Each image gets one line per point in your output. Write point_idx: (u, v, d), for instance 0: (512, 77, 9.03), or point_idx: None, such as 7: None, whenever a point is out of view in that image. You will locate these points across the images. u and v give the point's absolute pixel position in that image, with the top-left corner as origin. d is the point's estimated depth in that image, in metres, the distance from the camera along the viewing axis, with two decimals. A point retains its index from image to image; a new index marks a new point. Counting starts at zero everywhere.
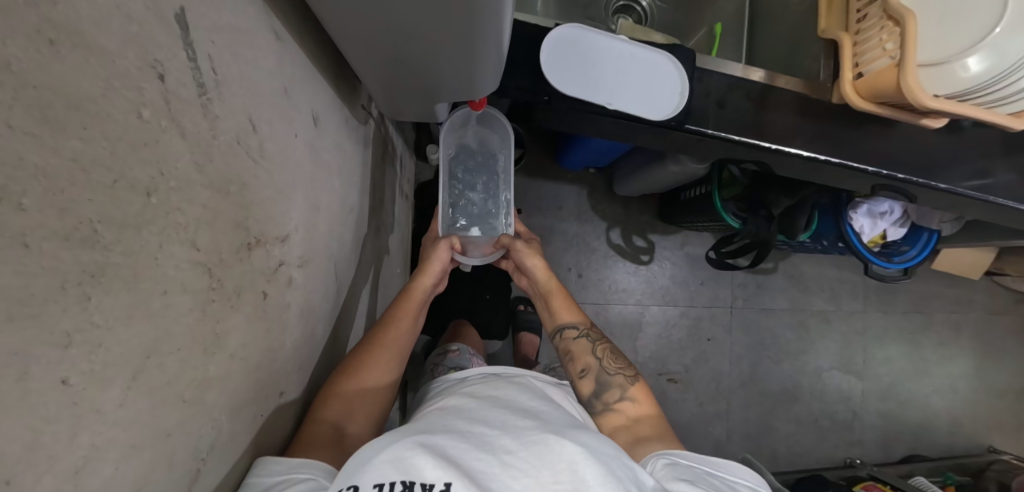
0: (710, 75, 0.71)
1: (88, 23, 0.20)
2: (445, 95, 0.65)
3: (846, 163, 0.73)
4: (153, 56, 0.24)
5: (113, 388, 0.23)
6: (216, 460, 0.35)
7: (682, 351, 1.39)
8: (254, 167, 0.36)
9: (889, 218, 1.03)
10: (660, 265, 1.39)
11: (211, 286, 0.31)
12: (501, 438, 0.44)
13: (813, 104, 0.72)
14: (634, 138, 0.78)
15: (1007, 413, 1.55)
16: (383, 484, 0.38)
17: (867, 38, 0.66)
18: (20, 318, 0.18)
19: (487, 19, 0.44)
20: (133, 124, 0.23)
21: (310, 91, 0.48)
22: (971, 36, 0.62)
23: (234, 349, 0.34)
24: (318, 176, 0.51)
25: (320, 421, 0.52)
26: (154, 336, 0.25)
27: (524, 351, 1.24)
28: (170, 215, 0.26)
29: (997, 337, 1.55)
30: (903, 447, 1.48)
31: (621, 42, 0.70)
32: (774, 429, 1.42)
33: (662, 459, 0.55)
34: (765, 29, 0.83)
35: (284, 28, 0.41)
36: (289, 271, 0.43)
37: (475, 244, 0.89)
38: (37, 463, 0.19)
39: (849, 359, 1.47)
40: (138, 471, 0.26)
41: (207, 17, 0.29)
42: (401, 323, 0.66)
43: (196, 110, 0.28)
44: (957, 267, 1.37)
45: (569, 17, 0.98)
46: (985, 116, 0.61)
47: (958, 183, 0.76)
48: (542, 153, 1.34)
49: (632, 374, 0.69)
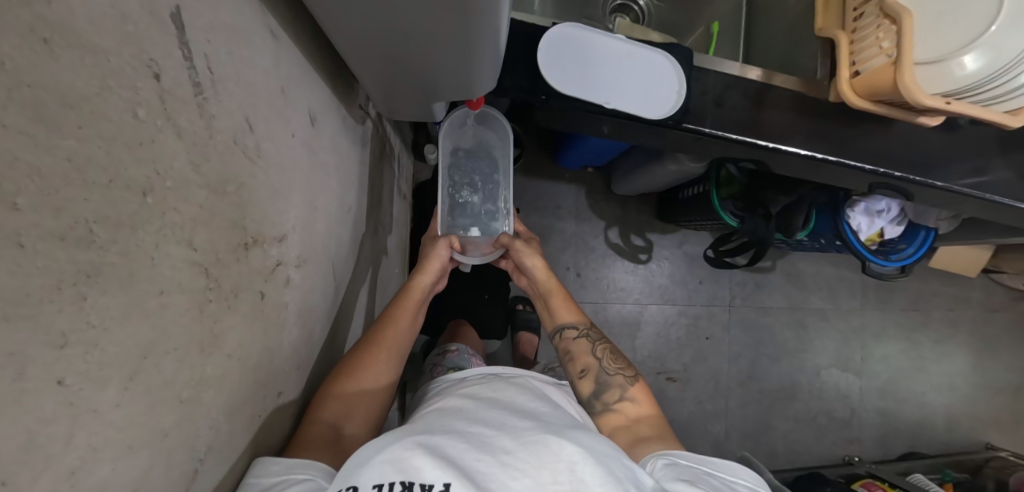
0: (708, 74, 0.71)
1: (82, 22, 0.20)
2: (442, 94, 0.65)
3: (843, 162, 0.73)
4: (149, 55, 0.24)
5: (111, 388, 0.23)
6: (215, 461, 0.35)
7: (681, 350, 1.39)
8: (252, 167, 0.36)
9: (887, 216, 1.04)
10: (659, 264, 1.39)
11: (209, 286, 0.31)
12: (500, 439, 0.44)
13: (810, 102, 0.73)
14: (632, 137, 0.78)
15: (1005, 410, 1.55)
16: (382, 485, 0.38)
17: (864, 36, 0.66)
18: (16, 318, 0.18)
19: (486, 18, 0.44)
20: (129, 122, 0.23)
21: (307, 91, 0.48)
22: (968, 35, 0.62)
23: (233, 349, 0.34)
24: (316, 176, 0.51)
25: (318, 421, 0.52)
26: (151, 336, 0.25)
27: (524, 351, 1.25)
28: (167, 214, 0.26)
29: (995, 334, 1.56)
30: (902, 445, 1.49)
31: (617, 41, 0.71)
32: (774, 428, 1.42)
33: (662, 460, 0.55)
34: (762, 27, 0.83)
35: (281, 27, 0.41)
36: (286, 271, 0.43)
37: (475, 244, 0.89)
38: (32, 464, 0.19)
39: (847, 358, 1.48)
40: (136, 472, 0.26)
41: (203, 16, 0.29)
42: (400, 323, 0.66)
43: (193, 109, 0.28)
44: (953, 265, 1.38)
45: (567, 17, 0.98)
46: (982, 114, 0.62)
47: (954, 181, 0.77)
48: (541, 152, 1.34)
49: (632, 374, 0.69)
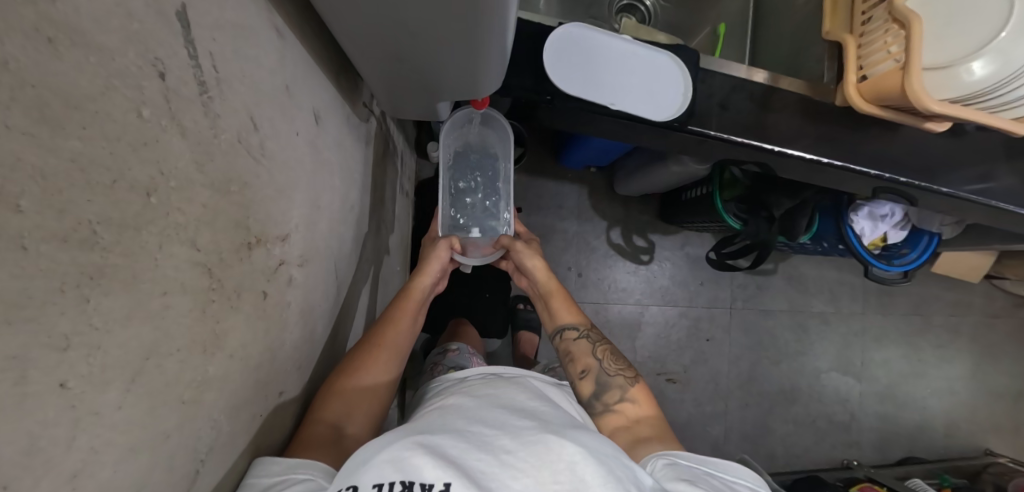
0: (714, 76, 0.71)
1: (88, 22, 0.19)
2: (447, 93, 0.65)
3: (849, 166, 0.73)
4: (154, 54, 0.24)
5: (112, 391, 0.23)
6: (215, 461, 0.35)
7: (681, 351, 1.39)
8: (255, 166, 0.36)
9: (889, 220, 1.03)
10: (660, 265, 1.39)
11: (211, 286, 0.30)
12: (500, 438, 0.44)
13: (816, 105, 0.72)
14: (636, 139, 0.77)
15: (1004, 416, 1.55)
16: (382, 484, 0.38)
17: (872, 40, 0.65)
18: (17, 322, 0.17)
19: (492, 19, 0.44)
20: (133, 123, 0.22)
21: (311, 89, 0.47)
22: (976, 41, 0.62)
23: (234, 349, 0.34)
24: (319, 174, 0.51)
25: (318, 421, 0.52)
26: (153, 337, 0.25)
27: (524, 351, 1.24)
28: (170, 214, 0.26)
29: (997, 340, 1.55)
30: (901, 449, 1.49)
31: (621, 42, 0.71)
32: (773, 430, 1.42)
33: (662, 460, 0.55)
34: (769, 29, 0.82)
35: (286, 24, 0.40)
36: (288, 270, 0.43)
37: (475, 244, 0.90)
38: (35, 467, 0.19)
39: (847, 361, 1.47)
40: (137, 474, 0.25)
41: (209, 14, 0.29)
42: (400, 324, 0.66)
43: (197, 108, 0.28)
44: (957, 269, 1.37)
45: (573, 16, 0.98)
46: (990, 121, 0.62)
47: (960, 187, 0.76)
48: (544, 152, 1.34)
49: (632, 375, 0.69)
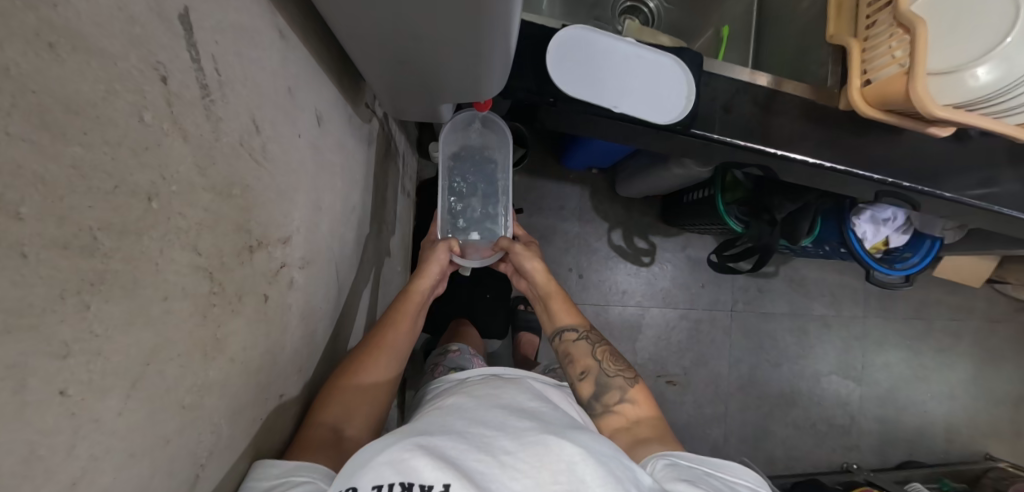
0: (718, 78, 0.70)
1: (89, 25, 0.19)
2: (449, 95, 0.65)
3: (852, 170, 0.72)
4: (155, 57, 0.24)
5: (112, 396, 0.22)
6: (215, 465, 0.35)
7: (681, 353, 1.39)
8: (257, 169, 0.35)
9: (892, 224, 1.03)
10: (661, 267, 1.39)
11: (212, 290, 0.30)
12: (499, 439, 0.44)
13: (820, 109, 0.72)
14: (637, 141, 0.77)
15: (1005, 420, 1.55)
16: (381, 486, 0.37)
17: (877, 45, 0.65)
18: (17, 331, 0.17)
19: (496, 20, 0.43)
20: (135, 126, 0.22)
21: (313, 90, 0.47)
22: (982, 46, 0.61)
23: (234, 352, 0.34)
24: (320, 176, 0.50)
25: (319, 423, 0.51)
26: (153, 342, 0.25)
27: (524, 352, 1.23)
28: (171, 219, 0.25)
29: (998, 345, 1.55)
30: (900, 454, 1.48)
31: (626, 45, 0.71)
32: (773, 433, 1.42)
33: (662, 460, 0.55)
34: (771, 31, 0.82)
35: (288, 26, 0.40)
36: (290, 272, 0.43)
37: (475, 247, 0.90)
38: (33, 476, 0.19)
39: (847, 365, 1.47)
40: (136, 479, 0.25)
41: (210, 17, 0.29)
42: (400, 327, 0.66)
43: (199, 111, 0.28)
44: (959, 274, 1.37)
45: (575, 17, 0.98)
46: (994, 126, 0.61)
47: (964, 192, 0.76)
48: (546, 153, 1.34)
49: (632, 375, 0.69)
